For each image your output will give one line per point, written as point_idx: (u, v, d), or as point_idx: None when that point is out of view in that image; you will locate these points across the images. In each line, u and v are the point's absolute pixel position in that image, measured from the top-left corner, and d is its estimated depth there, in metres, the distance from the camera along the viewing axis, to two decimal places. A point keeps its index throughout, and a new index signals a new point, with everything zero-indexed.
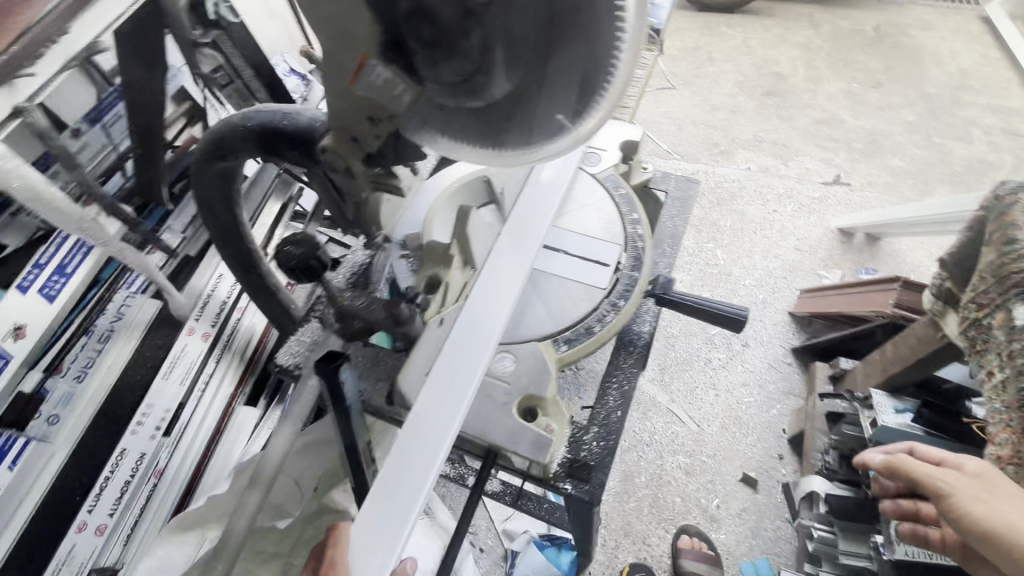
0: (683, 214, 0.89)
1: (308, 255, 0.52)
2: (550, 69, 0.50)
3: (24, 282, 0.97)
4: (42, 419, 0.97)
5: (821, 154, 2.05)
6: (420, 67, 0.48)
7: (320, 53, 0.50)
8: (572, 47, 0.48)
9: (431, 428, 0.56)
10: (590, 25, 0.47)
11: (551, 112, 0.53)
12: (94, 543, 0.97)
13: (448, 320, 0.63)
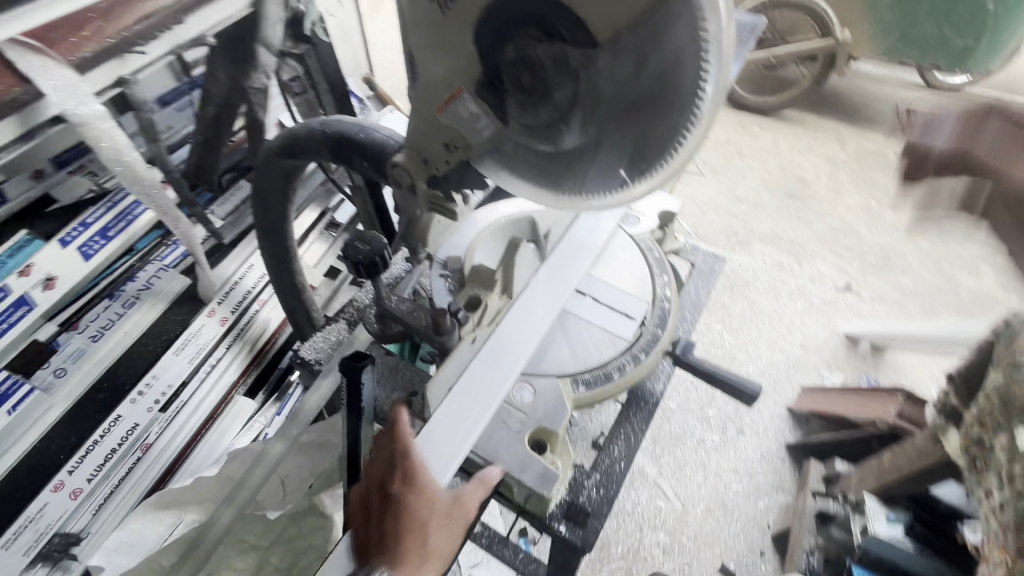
0: (706, 287, 0.93)
1: (376, 252, 0.56)
2: (620, 131, 0.52)
3: (66, 237, 1.06)
4: (49, 370, 0.99)
5: (835, 260, 2.12)
6: (509, 107, 0.54)
7: (421, 81, 0.58)
8: (647, 116, 0.49)
9: (472, 386, 0.62)
10: (670, 100, 0.48)
11: (614, 166, 0.54)
12: (66, 505, 0.95)
13: (480, 339, 0.67)
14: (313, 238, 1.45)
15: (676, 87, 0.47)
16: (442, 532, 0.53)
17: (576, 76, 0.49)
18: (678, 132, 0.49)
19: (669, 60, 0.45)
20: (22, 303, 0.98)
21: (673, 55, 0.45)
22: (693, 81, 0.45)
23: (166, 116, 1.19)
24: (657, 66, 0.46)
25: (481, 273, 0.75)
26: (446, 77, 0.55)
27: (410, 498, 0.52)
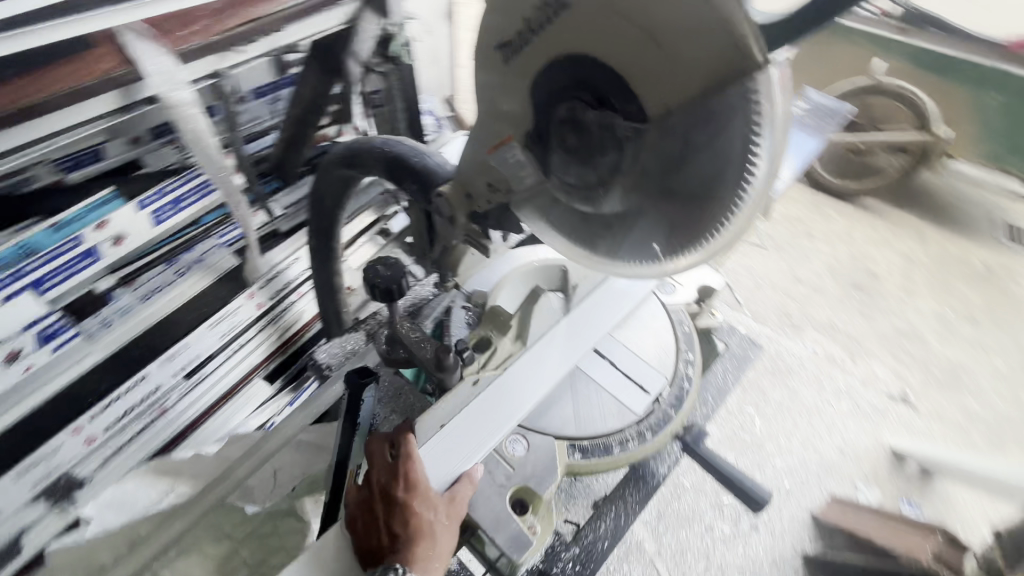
0: (736, 374, 0.87)
1: (394, 279, 0.57)
2: (657, 209, 0.50)
3: (145, 201, 1.07)
4: (97, 321, 1.04)
5: (895, 365, 1.95)
6: (553, 164, 0.55)
7: (478, 124, 0.60)
8: (689, 195, 0.47)
9: (483, 404, 0.64)
10: (714, 179, 0.44)
11: (647, 239, 0.53)
12: (80, 449, 1.04)
13: (482, 383, 0.65)
14: (362, 242, 1.51)
15: (719, 178, 0.44)
16: (445, 531, 0.56)
17: (621, 146, 0.48)
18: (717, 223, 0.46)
19: (719, 150, 0.43)
20: (89, 254, 1.00)
21: (722, 145, 0.42)
22: (738, 176, 0.43)
23: (258, 106, 1.26)
24: (705, 145, 0.43)
25: (496, 315, 0.72)
26: (502, 121, 0.57)
27: (414, 498, 0.56)
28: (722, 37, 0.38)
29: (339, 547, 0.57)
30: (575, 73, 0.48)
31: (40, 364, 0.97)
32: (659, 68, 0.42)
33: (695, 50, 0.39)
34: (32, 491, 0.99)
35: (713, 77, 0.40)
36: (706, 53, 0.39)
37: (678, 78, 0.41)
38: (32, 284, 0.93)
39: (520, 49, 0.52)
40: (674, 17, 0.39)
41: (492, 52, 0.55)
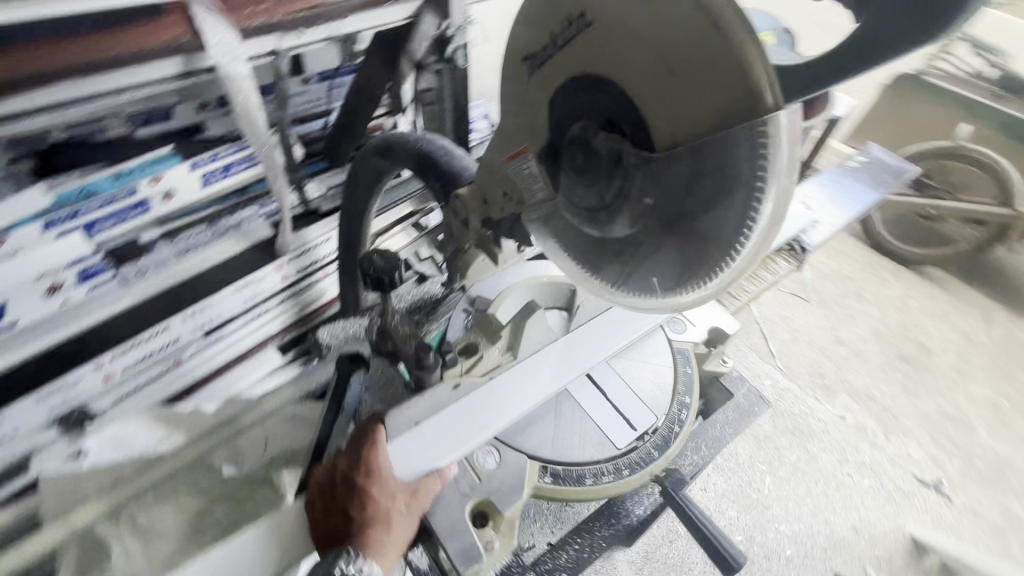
0: (736, 427, 0.82)
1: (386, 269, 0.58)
2: (656, 246, 0.48)
3: (198, 162, 1.13)
4: (135, 268, 1.11)
5: (932, 449, 1.82)
6: (564, 181, 0.54)
7: (504, 132, 0.61)
8: (692, 232, 0.45)
9: (464, 408, 0.62)
10: (716, 217, 0.43)
11: (643, 274, 0.51)
12: (99, 383, 1.12)
13: (463, 389, 0.63)
14: (395, 232, 1.53)
15: (719, 224, 0.43)
16: (404, 521, 0.58)
17: (629, 172, 0.47)
18: (715, 268, 0.45)
19: (724, 191, 0.41)
20: (140, 204, 1.07)
21: (728, 187, 0.41)
22: (739, 224, 0.42)
23: (320, 88, 1.29)
24: (711, 181, 0.42)
25: (489, 322, 0.71)
26: (522, 132, 0.58)
27: (372, 484, 0.57)
28: (732, 74, 0.36)
29: (292, 526, 0.57)
30: (589, 92, 0.47)
31: (75, 300, 1.04)
32: (670, 98, 0.40)
33: (703, 83, 0.38)
34: (49, 415, 1.08)
35: (719, 115, 0.38)
36: (714, 87, 0.37)
37: (684, 109, 0.40)
38: (85, 227, 1.01)
39: (544, 62, 0.52)
40: (687, 46, 0.38)
41: (519, 61, 0.56)
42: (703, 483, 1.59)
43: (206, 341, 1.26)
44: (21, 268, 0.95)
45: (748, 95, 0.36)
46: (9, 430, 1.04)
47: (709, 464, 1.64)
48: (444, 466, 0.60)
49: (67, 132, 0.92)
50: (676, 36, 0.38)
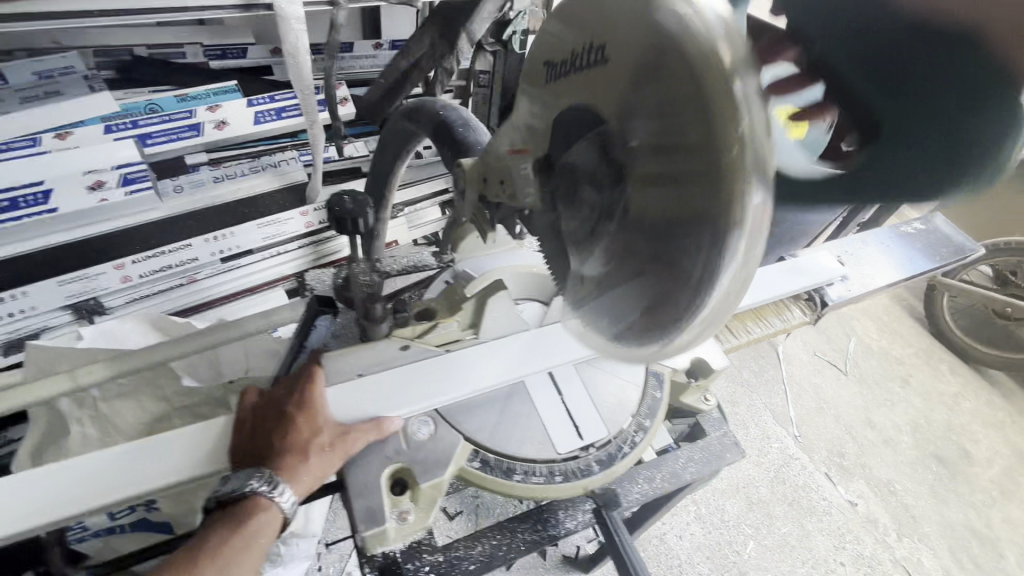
0: (700, 465, 0.76)
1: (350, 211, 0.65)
2: (608, 302, 0.42)
3: (254, 101, 1.26)
4: (173, 183, 1.21)
5: (950, 564, 1.62)
6: (546, 194, 0.47)
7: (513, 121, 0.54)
8: (634, 301, 0.38)
9: (407, 380, 0.62)
10: (657, 297, 0.36)
11: (597, 326, 0.45)
12: (115, 282, 1.18)
13: (412, 352, 0.65)
14: (426, 205, 1.55)
15: (658, 303, 0.36)
16: (321, 458, 0.55)
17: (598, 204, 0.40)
18: (647, 345, 0.39)
19: (666, 269, 0.34)
20: (194, 127, 1.20)
21: (670, 265, 0.34)
22: (675, 313, 0.35)
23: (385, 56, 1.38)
24: (659, 255, 0.35)
25: (454, 295, 0.72)
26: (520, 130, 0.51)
27: (300, 414, 0.57)
28: (702, 155, 0.29)
29: (221, 434, 0.60)
30: (577, 113, 0.40)
31: (114, 201, 1.11)
32: (641, 131, 0.34)
33: (667, 130, 0.31)
34: (65, 300, 1.15)
35: (677, 172, 0.31)
36: (685, 161, 0.30)
37: (652, 171, 0.33)
38: (140, 137, 1.15)
39: (546, 66, 0.44)
40: (659, 76, 0.31)
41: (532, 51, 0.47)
42: (680, 530, 1.52)
43: (223, 266, 1.31)
44: (73, 161, 1.07)
45: (711, 185, 0.29)
46: (28, 305, 1.11)
47: (692, 512, 1.56)
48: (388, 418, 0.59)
49: (150, 52, 1.24)
50: (654, 62, 0.31)
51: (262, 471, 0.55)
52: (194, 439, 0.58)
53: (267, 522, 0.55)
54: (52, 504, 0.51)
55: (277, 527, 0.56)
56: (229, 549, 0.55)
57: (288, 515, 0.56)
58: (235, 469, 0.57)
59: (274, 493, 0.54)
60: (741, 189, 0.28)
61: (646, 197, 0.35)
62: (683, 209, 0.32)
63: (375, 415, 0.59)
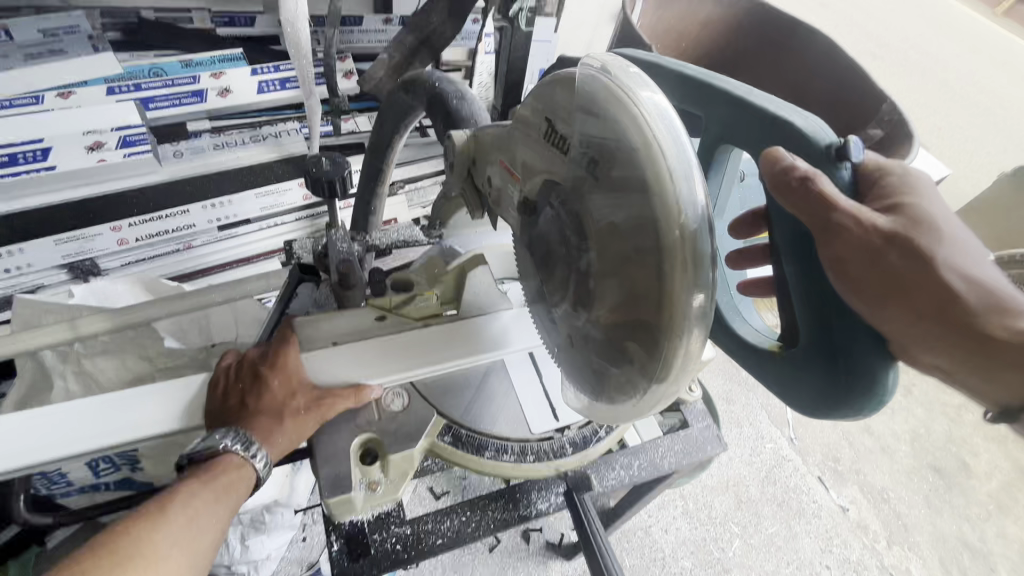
0: (679, 456, 0.75)
1: (332, 173, 0.64)
2: (576, 358, 0.50)
3: (259, 70, 1.24)
4: (173, 149, 1.20)
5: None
6: (533, 247, 0.53)
7: (505, 158, 0.57)
8: (599, 369, 0.47)
9: (383, 351, 0.61)
10: (614, 374, 0.45)
11: (569, 373, 0.54)
12: (111, 244, 1.19)
13: (387, 323, 0.64)
14: (427, 184, 1.54)
15: (617, 380, 0.44)
16: (295, 424, 0.55)
17: (575, 280, 0.46)
18: (603, 399, 0.49)
19: (622, 362, 0.43)
20: (197, 94, 1.20)
21: (625, 362, 0.42)
22: (628, 393, 0.43)
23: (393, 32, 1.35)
24: (618, 349, 0.43)
25: (437, 266, 0.70)
26: (518, 165, 0.53)
27: (274, 376, 0.57)
28: (655, 315, 0.36)
29: (197, 400, 0.59)
30: (570, 203, 0.44)
31: (112, 162, 1.11)
32: (615, 251, 0.39)
33: (636, 270, 0.37)
34: (61, 259, 1.16)
35: (637, 304, 0.38)
36: (643, 304, 0.37)
37: (618, 290, 0.40)
38: (142, 100, 1.15)
39: (547, 140, 0.46)
40: (637, 227, 0.36)
41: (537, 108, 0.48)
42: (666, 523, 1.52)
43: (219, 235, 1.31)
44: (72, 121, 1.06)
45: (662, 334, 0.36)
46: (24, 263, 1.13)
47: (679, 506, 1.56)
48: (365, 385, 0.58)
49: (157, 15, 1.17)
50: (633, 213, 0.36)
51: (237, 431, 0.54)
52: (172, 395, 0.58)
53: (238, 477, 0.53)
54: (17, 454, 0.51)
55: (247, 488, 0.55)
56: (195, 503, 0.52)
57: (261, 474, 0.54)
58: (209, 427, 0.56)
59: (247, 453, 0.54)
60: (685, 343, 0.36)
61: (611, 304, 0.41)
62: (639, 334, 0.39)
63: (351, 382, 0.59)
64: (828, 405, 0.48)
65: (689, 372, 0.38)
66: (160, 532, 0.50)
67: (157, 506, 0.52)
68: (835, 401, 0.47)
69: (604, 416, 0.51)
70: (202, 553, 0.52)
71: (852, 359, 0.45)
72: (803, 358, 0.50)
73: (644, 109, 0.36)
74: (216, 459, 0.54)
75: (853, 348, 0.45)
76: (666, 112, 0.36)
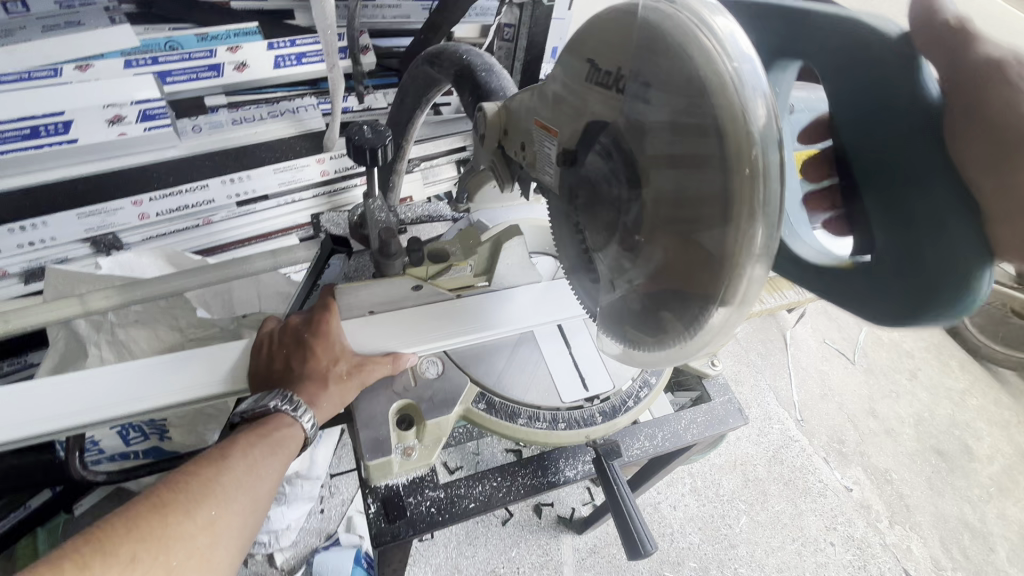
0: (702, 427, 0.76)
1: (369, 142, 0.65)
2: (616, 304, 0.48)
3: (275, 44, 1.21)
4: (192, 123, 1.21)
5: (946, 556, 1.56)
6: (573, 191, 0.49)
7: (543, 97, 0.52)
8: (644, 314, 0.44)
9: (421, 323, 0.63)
10: (659, 317, 0.42)
11: (605, 324, 0.52)
12: (133, 219, 1.20)
13: (422, 293, 0.67)
14: (442, 162, 1.54)
15: (663, 323, 0.42)
16: (338, 386, 0.56)
17: (622, 222, 0.43)
18: (644, 346, 0.46)
19: (670, 303, 0.40)
20: (214, 68, 1.19)
21: (673, 304, 0.40)
22: (678, 337, 0.41)
23: (409, 6, 1.33)
24: (667, 289, 0.40)
25: (469, 238, 0.70)
26: (559, 108, 0.49)
27: (317, 342, 0.59)
28: (714, 253, 0.34)
29: (240, 361, 0.61)
30: (621, 143, 0.41)
31: (132, 136, 1.11)
32: (675, 185, 0.36)
33: (698, 206, 0.34)
34: (83, 233, 1.17)
35: (696, 240, 0.35)
36: (702, 243, 0.35)
37: (671, 224, 0.37)
38: (159, 74, 1.13)
39: (592, 85, 0.43)
40: (701, 159, 0.33)
41: (576, 46, 0.44)
42: (675, 501, 1.54)
43: (238, 210, 1.33)
44: (90, 93, 1.05)
45: (721, 279, 0.34)
46: (48, 236, 1.13)
47: (687, 484, 1.59)
48: (404, 355, 0.60)
49: None
50: (699, 143, 0.33)
51: (284, 392, 0.56)
52: (214, 359, 0.60)
53: (289, 436, 0.55)
54: (68, 412, 0.53)
55: (296, 446, 0.56)
56: (254, 454, 0.53)
57: (310, 435, 0.56)
58: (254, 388, 0.59)
59: (296, 414, 0.55)
60: (747, 281, 0.34)
61: (661, 252, 0.39)
62: (689, 281, 0.37)
63: (389, 350, 0.61)
64: (908, 311, 0.39)
65: (742, 319, 0.37)
66: (227, 475, 0.51)
67: (219, 453, 0.52)
68: (919, 301, 0.37)
69: (639, 359, 0.49)
70: (261, 500, 0.53)
71: (928, 263, 0.36)
72: (884, 261, 0.41)
73: (719, 42, 0.32)
74: (269, 417, 0.56)
75: (943, 243, 0.36)
76: (744, 46, 0.32)
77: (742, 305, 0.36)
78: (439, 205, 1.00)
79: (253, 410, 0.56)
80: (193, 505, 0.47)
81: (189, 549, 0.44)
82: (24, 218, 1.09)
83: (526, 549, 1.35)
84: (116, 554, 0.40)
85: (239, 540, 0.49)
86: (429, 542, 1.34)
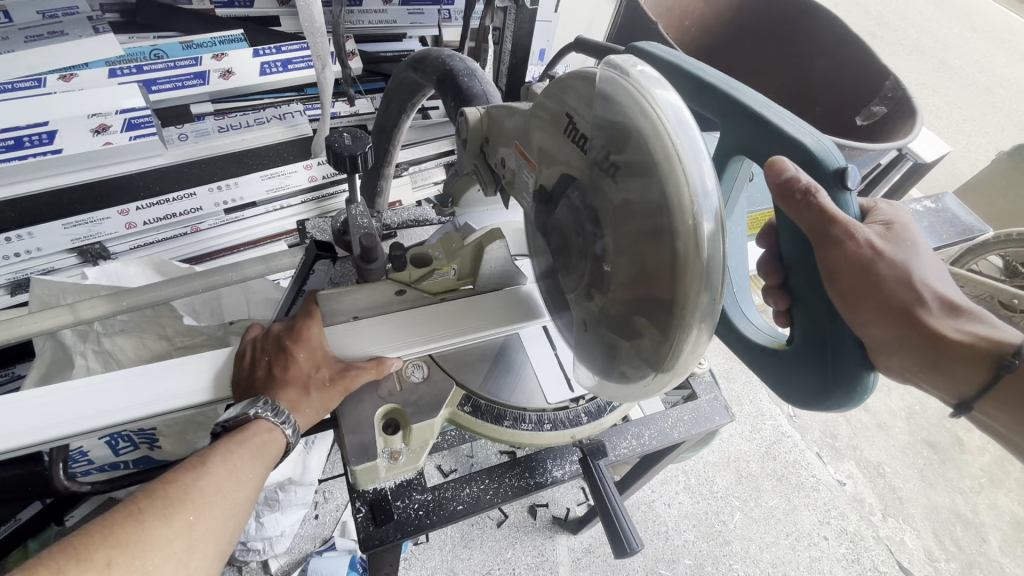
0: (689, 425, 0.77)
1: (351, 149, 0.65)
2: (586, 339, 0.51)
3: (260, 50, 1.22)
4: (177, 132, 1.19)
5: (939, 547, 1.57)
6: (546, 229, 0.52)
7: (521, 139, 0.55)
8: (612, 351, 0.47)
9: (406, 331, 0.63)
10: (624, 354, 0.45)
11: (579, 357, 0.55)
12: (120, 228, 1.21)
13: (406, 297, 0.67)
14: (432, 164, 1.55)
15: (627, 360, 0.45)
16: (322, 395, 0.57)
17: (588, 265, 0.46)
18: (611, 376, 0.49)
19: (632, 344, 0.43)
20: (199, 76, 1.18)
21: (636, 345, 0.43)
22: (641, 372, 0.44)
23: (395, 11, 1.34)
24: (628, 334, 0.43)
25: (452, 241, 0.71)
26: (534, 150, 0.52)
27: (299, 349, 0.59)
28: (664, 300, 0.38)
29: (224, 369, 0.61)
30: (584, 193, 0.44)
31: (119, 145, 1.09)
32: (630, 243, 0.39)
33: (647, 262, 0.38)
34: (70, 242, 1.17)
35: (649, 294, 0.39)
36: (654, 294, 0.39)
37: (627, 273, 0.40)
38: (144, 83, 1.12)
39: (562, 133, 0.46)
40: (648, 221, 0.37)
41: (550, 97, 0.48)
42: (669, 499, 1.55)
43: (226, 217, 1.34)
44: (76, 104, 1.04)
45: (674, 325, 0.38)
46: (33, 248, 1.13)
47: (681, 482, 1.59)
48: (390, 359, 0.60)
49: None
50: (648, 210, 0.37)
51: (266, 399, 0.56)
52: (200, 364, 0.61)
53: (270, 441, 0.56)
54: (47, 425, 0.52)
55: (279, 452, 0.57)
56: (233, 461, 0.53)
57: (291, 440, 0.57)
58: (237, 397, 0.59)
59: (278, 420, 0.56)
60: (694, 333, 0.38)
61: (624, 292, 0.42)
62: (649, 320, 0.40)
63: (375, 355, 0.61)
64: (818, 395, 0.50)
65: (699, 354, 0.41)
66: (205, 480, 0.51)
67: (198, 459, 0.52)
68: (827, 389, 0.49)
69: (612, 393, 0.53)
70: (242, 504, 0.53)
71: (836, 359, 0.49)
72: (800, 352, 0.52)
73: (660, 110, 0.37)
74: (248, 425, 0.56)
75: (844, 353, 0.48)
76: (683, 118, 0.37)
77: (693, 352, 0.40)
78: (427, 209, 1.01)
79: (236, 417, 0.55)
80: (170, 510, 0.47)
81: (166, 554, 0.44)
82: (8, 230, 1.08)
83: (522, 550, 1.35)
84: (92, 560, 0.40)
85: (217, 546, 0.49)
86: (424, 545, 1.34)
